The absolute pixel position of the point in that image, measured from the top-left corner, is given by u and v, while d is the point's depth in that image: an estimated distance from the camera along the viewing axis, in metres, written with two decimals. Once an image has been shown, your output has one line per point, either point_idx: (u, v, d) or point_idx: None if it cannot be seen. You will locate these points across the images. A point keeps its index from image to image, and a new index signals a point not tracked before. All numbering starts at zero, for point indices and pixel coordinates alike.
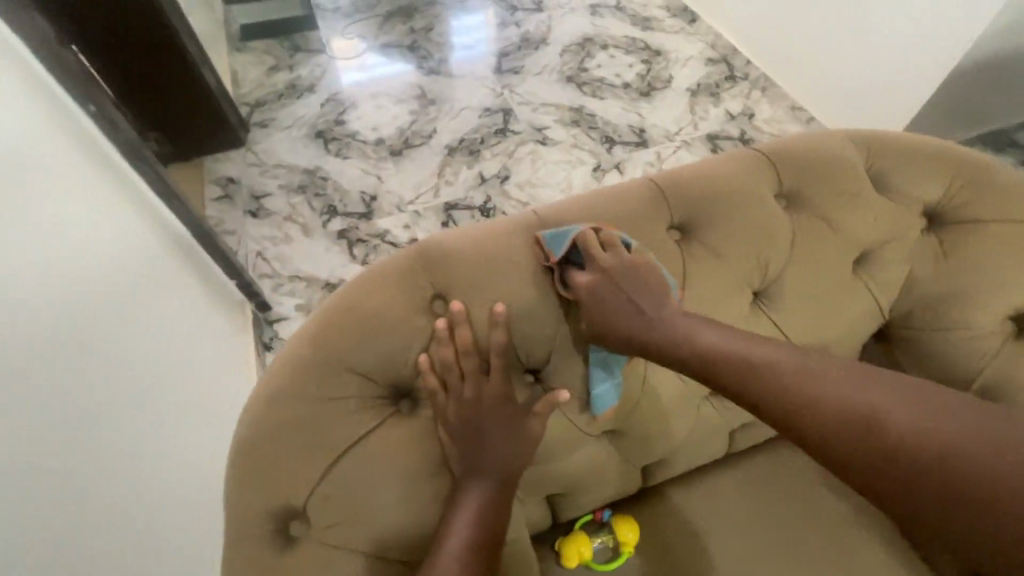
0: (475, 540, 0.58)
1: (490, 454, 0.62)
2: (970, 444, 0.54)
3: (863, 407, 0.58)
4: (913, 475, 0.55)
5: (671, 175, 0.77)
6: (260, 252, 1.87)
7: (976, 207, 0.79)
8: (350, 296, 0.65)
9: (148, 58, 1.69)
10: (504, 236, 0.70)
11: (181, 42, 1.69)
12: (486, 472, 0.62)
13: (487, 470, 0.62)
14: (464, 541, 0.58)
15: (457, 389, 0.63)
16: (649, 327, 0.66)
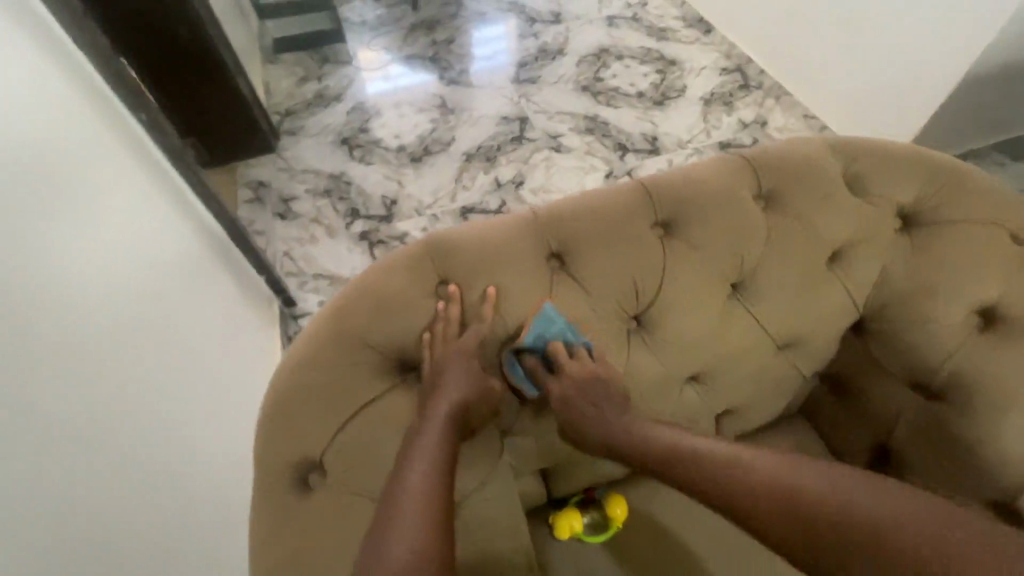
0: (437, 480, 0.63)
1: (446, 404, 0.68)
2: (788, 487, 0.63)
3: (739, 465, 0.66)
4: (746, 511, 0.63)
5: (657, 177, 0.84)
6: (287, 252, 1.99)
7: (945, 209, 0.84)
8: (362, 281, 0.74)
9: (189, 70, 1.84)
10: (500, 230, 0.78)
11: (219, 55, 1.83)
12: (442, 420, 0.67)
13: (442, 419, 0.67)
14: (426, 482, 0.62)
15: (441, 351, 0.71)
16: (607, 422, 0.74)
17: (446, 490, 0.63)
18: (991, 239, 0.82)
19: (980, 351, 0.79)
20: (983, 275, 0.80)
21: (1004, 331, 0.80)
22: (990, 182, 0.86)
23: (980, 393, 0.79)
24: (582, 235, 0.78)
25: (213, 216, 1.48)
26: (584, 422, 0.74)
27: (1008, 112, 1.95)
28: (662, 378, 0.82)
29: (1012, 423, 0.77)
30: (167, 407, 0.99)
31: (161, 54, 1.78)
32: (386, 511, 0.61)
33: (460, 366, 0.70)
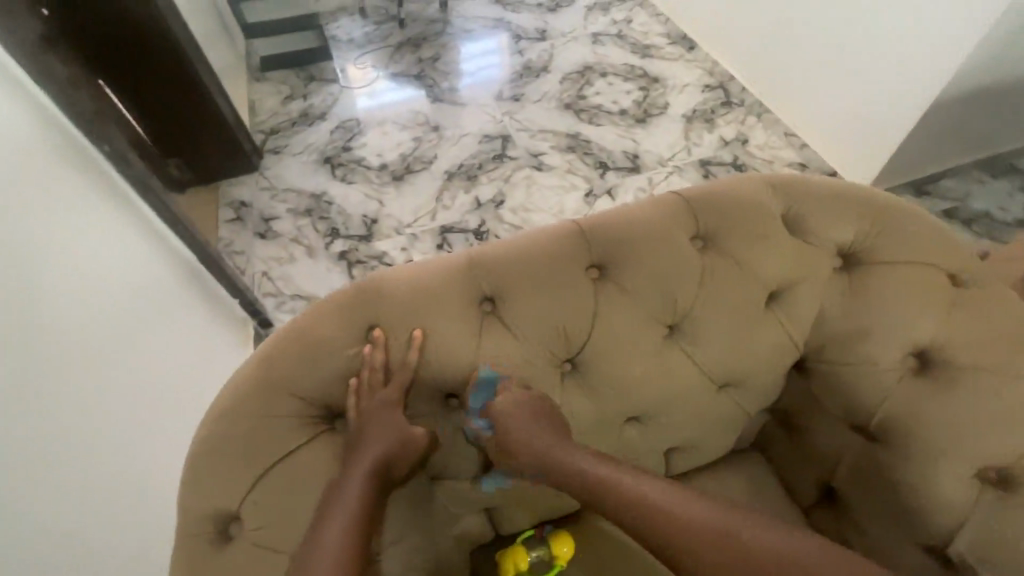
0: (353, 535, 0.64)
1: (366, 457, 0.69)
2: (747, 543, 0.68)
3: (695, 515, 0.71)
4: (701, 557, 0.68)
5: (593, 218, 0.85)
6: (266, 272, 1.96)
7: (882, 249, 0.85)
8: (293, 328, 0.75)
9: (167, 89, 1.83)
10: (431, 274, 0.78)
11: (196, 73, 1.82)
12: (360, 472, 0.68)
13: (363, 471, 0.68)
14: (341, 539, 0.64)
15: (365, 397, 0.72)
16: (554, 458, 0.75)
17: (360, 545, 0.64)
18: (925, 280, 0.82)
19: (914, 392, 0.79)
20: (919, 315, 0.80)
21: (941, 372, 0.79)
22: (927, 222, 0.87)
23: (921, 435, 0.78)
24: (512, 279, 0.78)
25: (180, 242, 1.45)
26: (523, 458, 0.75)
27: (995, 129, 1.84)
28: (596, 419, 0.82)
29: (948, 467, 0.76)
30: (110, 447, 0.97)
31: (137, 76, 1.77)
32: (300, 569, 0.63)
33: (383, 416, 0.70)
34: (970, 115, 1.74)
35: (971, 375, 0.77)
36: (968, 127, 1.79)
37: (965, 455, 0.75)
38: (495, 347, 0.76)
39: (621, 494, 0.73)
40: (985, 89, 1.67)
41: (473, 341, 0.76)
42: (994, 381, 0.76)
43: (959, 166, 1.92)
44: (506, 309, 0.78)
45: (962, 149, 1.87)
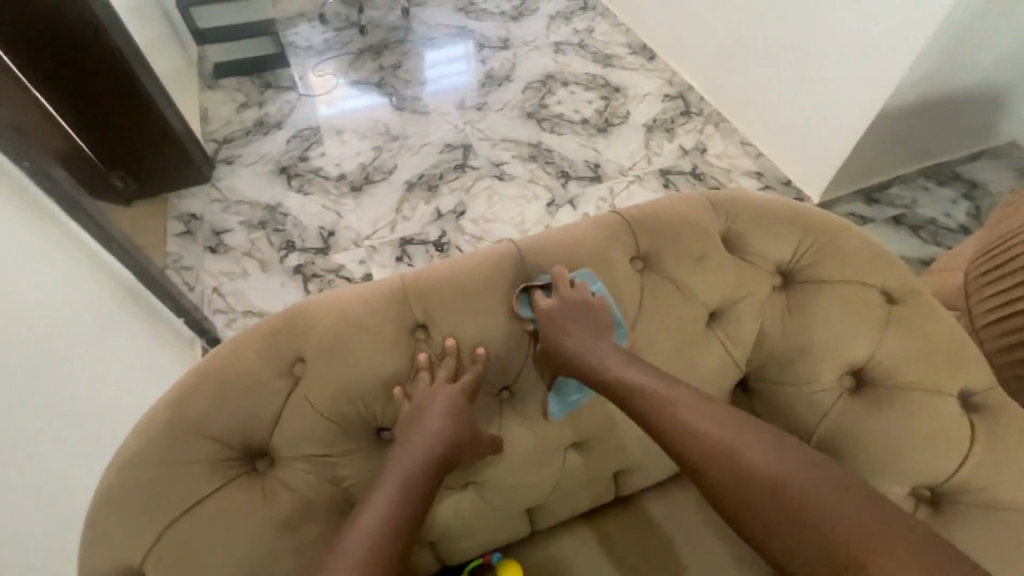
0: (390, 518, 0.64)
1: (413, 446, 0.68)
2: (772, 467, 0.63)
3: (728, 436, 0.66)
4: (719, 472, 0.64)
5: (533, 240, 0.83)
6: (217, 288, 1.86)
7: (819, 267, 0.85)
8: (214, 362, 0.70)
9: (107, 97, 1.73)
10: (364, 301, 0.75)
11: (136, 77, 1.72)
12: (407, 462, 0.67)
13: (409, 460, 0.68)
14: (375, 529, 0.63)
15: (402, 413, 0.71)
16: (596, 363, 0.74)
17: (404, 517, 0.65)
18: (859, 298, 0.83)
19: (855, 410, 0.79)
20: (855, 333, 0.81)
21: (881, 389, 0.80)
22: (862, 239, 0.88)
23: (865, 453, 0.78)
24: (445, 305, 0.76)
25: (117, 261, 1.35)
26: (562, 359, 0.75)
27: (939, 139, 1.91)
28: (535, 447, 0.80)
29: (885, 484, 0.76)
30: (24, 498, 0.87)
31: (79, 82, 1.67)
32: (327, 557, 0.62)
33: (440, 403, 0.70)
34: (917, 125, 1.79)
35: (903, 395, 0.78)
36: (914, 138, 1.84)
37: (902, 472, 0.76)
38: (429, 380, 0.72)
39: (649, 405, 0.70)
40: (927, 101, 1.70)
41: (409, 373, 0.73)
42: (923, 400, 0.78)
43: (907, 175, 1.97)
44: (448, 342, 0.74)
45: (909, 159, 1.93)
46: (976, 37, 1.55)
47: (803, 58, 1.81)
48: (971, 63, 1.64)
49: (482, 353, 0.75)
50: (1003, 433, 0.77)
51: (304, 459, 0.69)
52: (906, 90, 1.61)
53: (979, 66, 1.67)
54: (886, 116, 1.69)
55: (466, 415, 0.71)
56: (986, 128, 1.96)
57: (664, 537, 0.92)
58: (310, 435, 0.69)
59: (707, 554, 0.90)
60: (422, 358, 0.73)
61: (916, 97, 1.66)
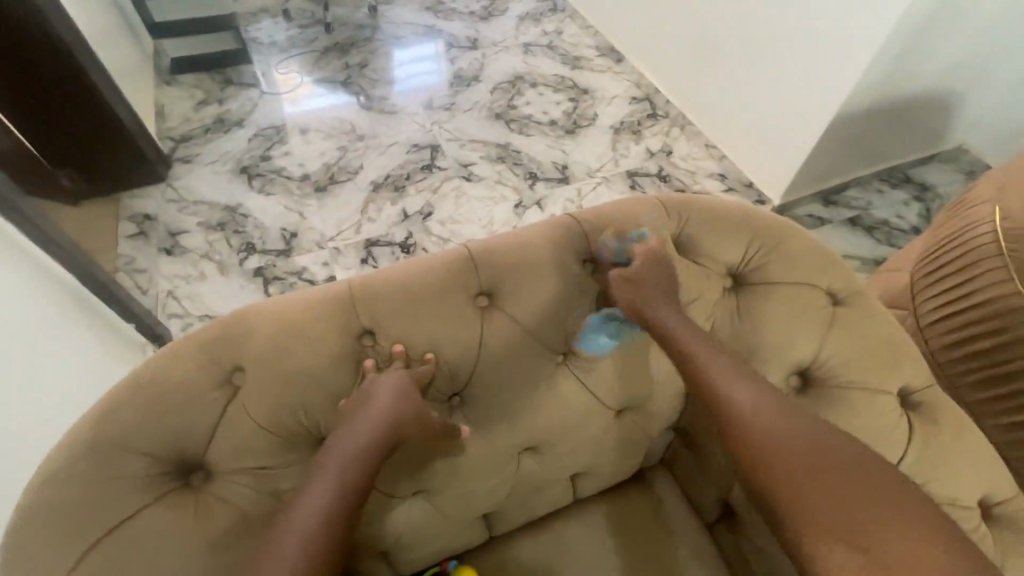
0: (331, 500, 0.63)
1: (355, 436, 0.66)
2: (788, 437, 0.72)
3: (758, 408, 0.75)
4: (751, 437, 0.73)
5: (485, 243, 0.81)
6: (172, 291, 1.79)
7: (767, 270, 0.87)
8: (146, 372, 0.67)
9: (51, 89, 1.64)
10: (308, 307, 0.72)
11: (83, 69, 1.64)
12: (347, 453, 0.65)
13: (350, 442, 0.66)
14: (314, 524, 0.62)
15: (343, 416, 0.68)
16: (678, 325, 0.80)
17: (345, 498, 0.64)
18: (805, 299, 0.85)
19: (801, 409, 0.81)
20: (801, 335, 0.83)
21: (826, 388, 0.82)
22: (810, 241, 0.90)
23: None
24: (393, 311, 0.74)
25: (58, 262, 1.27)
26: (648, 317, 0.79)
27: (890, 145, 1.98)
28: (486, 452, 0.79)
29: None
30: None
31: (20, 72, 1.58)
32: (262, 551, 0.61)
33: (385, 393, 0.68)
34: (870, 130, 1.85)
35: (846, 394, 0.80)
36: (867, 142, 1.90)
37: None
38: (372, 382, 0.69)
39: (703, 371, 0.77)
40: (880, 106, 1.76)
41: (355, 378, 0.71)
42: (864, 399, 0.80)
43: (861, 178, 2.04)
44: (395, 348, 0.72)
45: (864, 163, 1.99)
46: (924, 46, 1.61)
47: (765, 62, 1.84)
48: (919, 71, 1.70)
49: (430, 359, 0.74)
50: (939, 429, 0.79)
51: (241, 472, 0.67)
52: (861, 94, 1.67)
53: (927, 74, 1.73)
54: (844, 117, 1.74)
55: (414, 406, 0.69)
56: (934, 133, 2.04)
57: (619, 538, 0.92)
58: (249, 446, 0.67)
59: (660, 553, 0.91)
60: (367, 364, 0.71)
61: (869, 101, 1.72)
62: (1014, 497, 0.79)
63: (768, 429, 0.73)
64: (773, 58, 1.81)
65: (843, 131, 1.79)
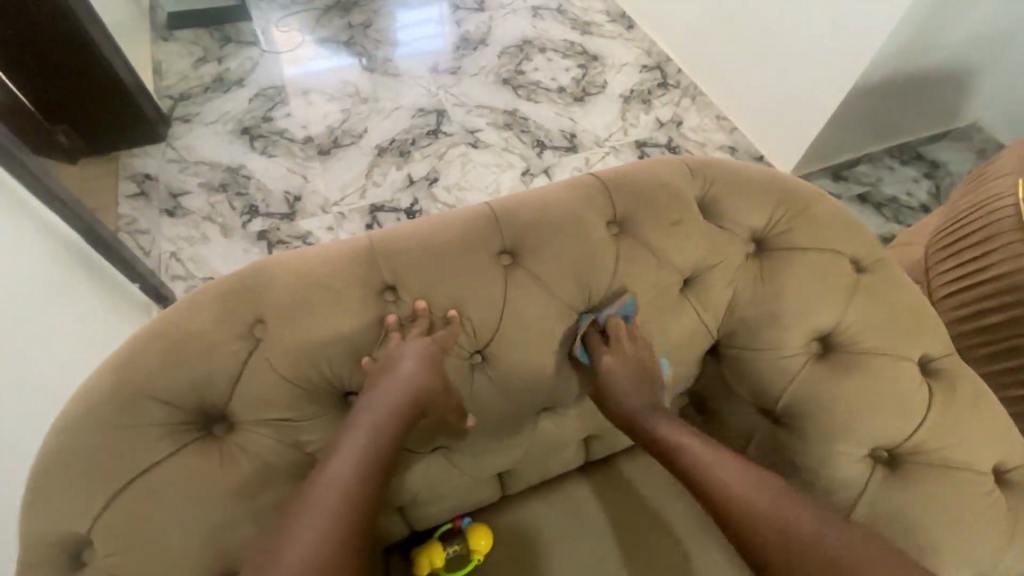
0: (368, 457, 0.64)
1: (388, 395, 0.66)
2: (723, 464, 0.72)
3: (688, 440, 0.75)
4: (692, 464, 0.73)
5: (508, 202, 0.80)
6: (175, 253, 1.76)
7: (793, 236, 0.85)
8: (168, 320, 0.66)
9: (51, 45, 1.59)
10: (330, 260, 0.71)
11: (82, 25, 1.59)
12: (380, 412, 0.66)
13: (382, 403, 0.66)
14: (349, 477, 0.62)
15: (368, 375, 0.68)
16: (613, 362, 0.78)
17: (378, 457, 0.64)
18: (829, 266, 0.84)
19: (822, 375, 0.80)
20: (823, 301, 0.81)
21: (848, 354, 0.81)
22: (833, 208, 0.89)
23: (829, 415, 0.79)
24: (415, 266, 0.73)
25: (60, 218, 1.24)
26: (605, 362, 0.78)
27: (906, 119, 1.94)
28: (504, 411, 0.79)
29: (844, 448, 0.78)
30: None
31: (19, 24, 1.52)
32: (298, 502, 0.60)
33: (418, 351, 0.68)
34: (890, 101, 1.80)
35: (866, 360, 0.80)
36: (886, 114, 1.87)
37: (863, 435, 0.78)
38: (397, 343, 0.69)
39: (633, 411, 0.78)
40: (898, 78, 1.72)
41: (377, 335, 0.70)
42: (883, 366, 0.79)
43: (874, 153, 2.01)
44: (417, 304, 0.71)
45: (879, 137, 1.96)
46: (947, 17, 1.57)
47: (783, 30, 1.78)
48: (942, 42, 1.66)
49: (453, 317, 0.72)
50: (957, 397, 0.79)
51: (262, 423, 0.66)
52: (881, 66, 1.62)
53: (950, 44, 1.69)
54: (863, 88, 1.69)
55: (438, 371, 0.69)
56: (949, 109, 2.01)
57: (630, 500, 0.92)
58: (271, 397, 0.66)
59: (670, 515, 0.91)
60: (391, 321, 0.69)
61: (888, 74, 1.68)
62: None
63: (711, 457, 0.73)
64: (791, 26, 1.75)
65: (859, 103, 1.75)
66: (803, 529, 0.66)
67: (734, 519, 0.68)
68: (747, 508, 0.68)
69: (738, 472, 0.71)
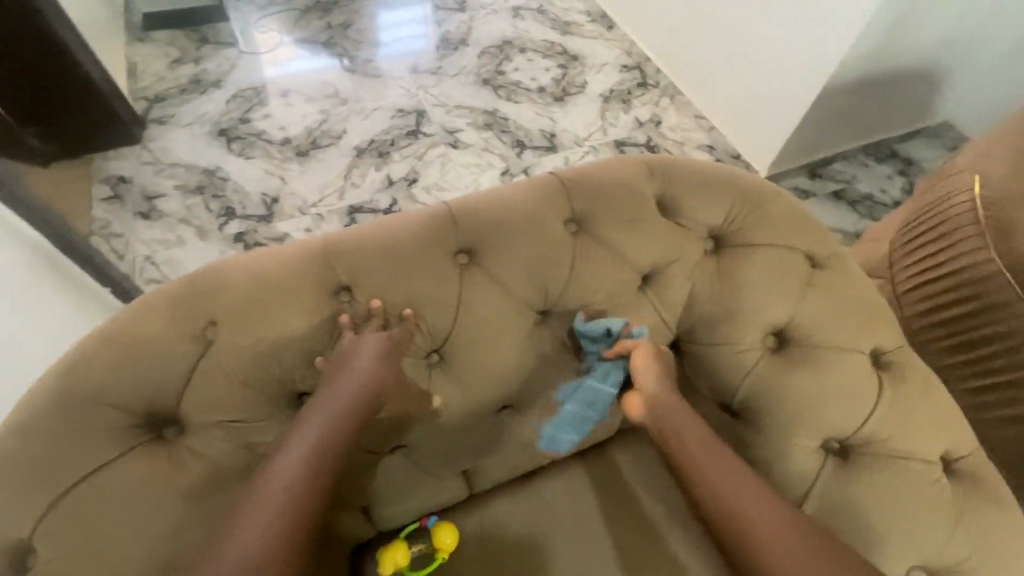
0: (321, 451, 0.64)
1: (341, 388, 0.67)
2: (717, 468, 0.73)
3: (693, 439, 0.75)
4: (687, 464, 0.74)
5: (466, 202, 0.81)
6: (149, 256, 1.75)
7: (749, 232, 0.86)
8: (118, 323, 0.66)
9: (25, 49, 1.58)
10: (285, 260, 0.71)
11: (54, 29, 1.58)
12: (334, 408, 0.66)
13: (336, 399, 0.67)
14: (300, 470, 0.62)
15: (325, 377, 0.68)
16: (647, 367, 0.78)
17: (332, 451, 0.65)
18: (785, 263, 0.85)
19: (778, 369, 0.81)
20: (779, 296, 0.83)
21: (804, 348, 0.82)
22: (789, 205, 0.90)
23: (784, 409, 0.80)
24: (371, 266, 0.73)
25: (31, 228, 1.20)
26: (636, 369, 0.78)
27: (878, 117, 1.98)
28: (465, 410, 0.79)
29: (801, 441, 0.79)
30: None
31: None
32: (247, 495, 0.61)
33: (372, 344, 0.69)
34: (861, 100, 1.84)
35: (820, 354, 0.81)
36: (857, 113, 1.90)
37: (818, 428, 0.79)
38: (349, 339, 0.69)
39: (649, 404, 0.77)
40: (867, 78, 1.75)
41: (334, 336, 0.70)
42: (837, 359, 0.81)
43: (847, 151, 2.04)
44: (375, 304, 0.71)
45: (852, 135, 1.99)
46: (913, 17, 1.60)
47: (757, 31, 1.81)
48: (909, 42, 1.69)
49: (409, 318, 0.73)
50: (908, 389, 0.81)
51: (214, 425, 0.66)
52: (850, 65, 1.66)
53: (918, 45, 1.73)
54: (833, 88, 1.72)
55: (390, 368, 0.70)
56: (920, 107, 2.04)
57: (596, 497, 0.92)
58: (221, 399, 0.66)
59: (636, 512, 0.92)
60: (344, 320, 0.70)
61: (858, 73, 1.71)
62: (972, 453, 0.81)
63: (709, 459, 0.74)
64: (765, 26, 1.78)
65: (831, 102, 1.78)
66: (776, 538, 0.69)
67: (717, 518, 0.71)
68: (731, 512, 0.71)
69: (729, 476, 0.73)
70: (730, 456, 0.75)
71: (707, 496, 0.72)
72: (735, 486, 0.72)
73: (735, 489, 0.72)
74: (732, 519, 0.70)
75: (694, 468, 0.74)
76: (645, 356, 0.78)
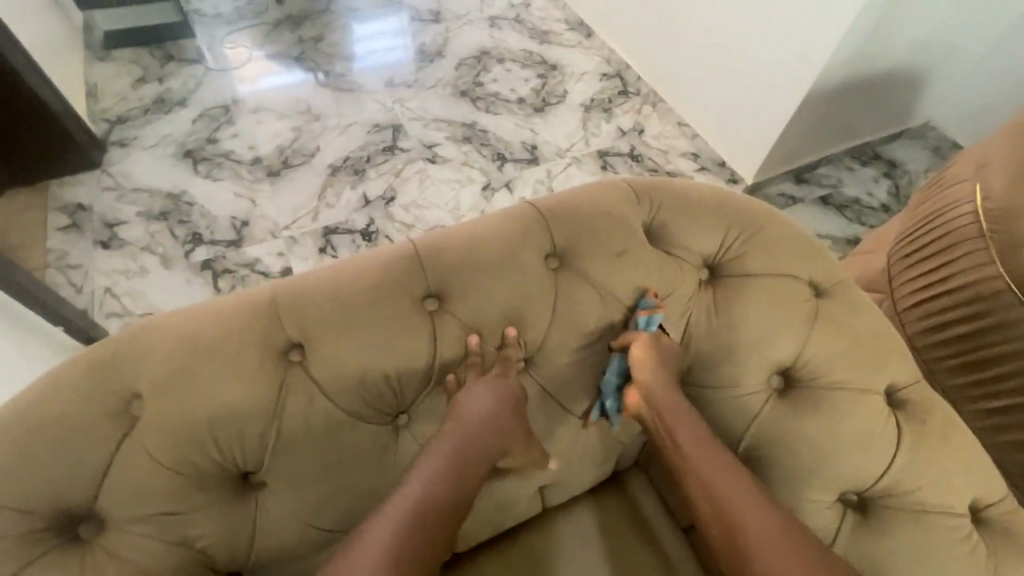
0: (422, 513, 0.60)
1: (445, 457, 0.63)
2: (724, 487, 0.67)
3: (701, 455, 0.69)
4: (692, 481, 0.68)
5: (434, 239, 0.73)
6: (110, 288, 1.62)
7: (747, 260, 0.79)
8: (26, 403, 0.57)
9: None
10: (224, 319, 0.63)
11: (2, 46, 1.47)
12: (440, 465, 0.63)
13: (443, 459, 0.63)
14: (394, 533, 0.58)
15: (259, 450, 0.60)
16: (660, 372, 0.72)
17: (432, 514, 0.60)
18: (788, 293, 0.78)
19: (787, 412, 0.74)
20: (783, 330, 0.75)
21: (813, 388, 0.75)
22: (788, 228, 0.83)
23: (796, 457, 0.72)
24: (326, 321, 0.64)
25: None
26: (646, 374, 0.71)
27: (863, 122, 1.93)
28: None
29: (814, 493, 0.71)
30: None
31: None
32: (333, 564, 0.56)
33: (477, 422, 0.65)
34: (846, 105, 1.80)
35: (831, 394, 0.74)
36: (842, 120, 1.86)
37: (833, 478, 0.71)
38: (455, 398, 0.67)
39: (657, 414, 0.71)
40: (852, 83, 1.71)
41: (281, 405, 0.61)
42: (850, 400, 0.73)
43: (833, 156, 1.99)
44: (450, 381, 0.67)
45: (838, 140, 1.95)
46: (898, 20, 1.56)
47: (740, 37, 1.76)
48: (894, 44, 1.65)
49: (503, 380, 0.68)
50: (926, 430, 0.74)
51: (139, 520, 0.56)
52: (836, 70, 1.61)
53: (902, 48, 1.69)
54: (819, 93, 1.67)
55: (501, 427, 0.66)
56: (905, 110, 2.01)
57: None
58: (147, 489, 0.56)
59: None
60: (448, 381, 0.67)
61: (844, 78, 1.67)
62: (1002, 499, 0.74)
63: (718, 477, 0.67)
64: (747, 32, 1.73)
65: (816, 107, 1.73)
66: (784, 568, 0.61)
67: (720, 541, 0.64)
68: (736, 536, 0.64)
69: (737, 495, 0.66)
70: (739, 474, 0.68)
71: (711, 518, 0.66)
72: (744, 508, 0.65)
73: (743, 509, 0.65)
74: (736, 543, 0.64)
75: (698, 487, 0.67)
76: (657, 356, 0.72)
